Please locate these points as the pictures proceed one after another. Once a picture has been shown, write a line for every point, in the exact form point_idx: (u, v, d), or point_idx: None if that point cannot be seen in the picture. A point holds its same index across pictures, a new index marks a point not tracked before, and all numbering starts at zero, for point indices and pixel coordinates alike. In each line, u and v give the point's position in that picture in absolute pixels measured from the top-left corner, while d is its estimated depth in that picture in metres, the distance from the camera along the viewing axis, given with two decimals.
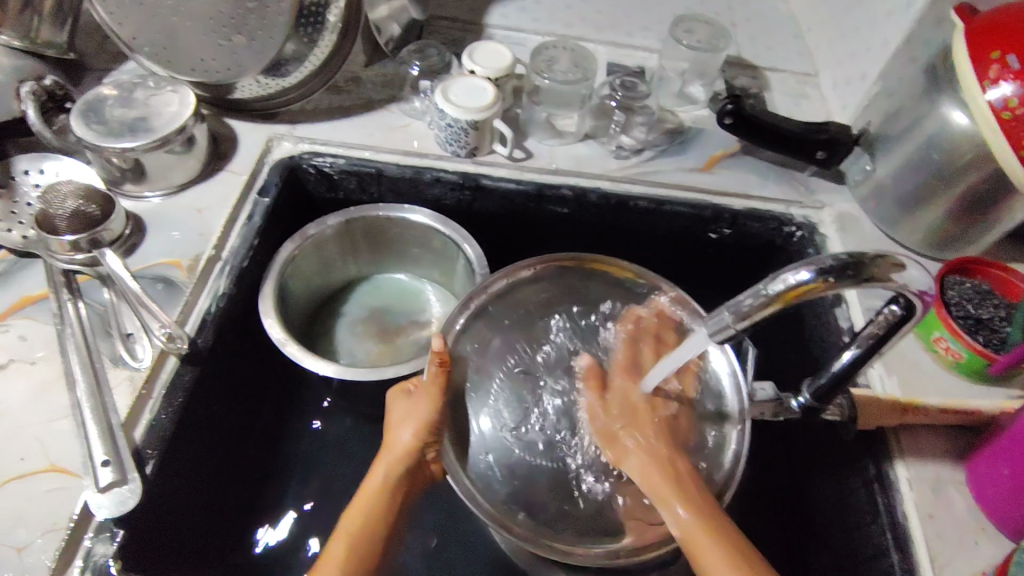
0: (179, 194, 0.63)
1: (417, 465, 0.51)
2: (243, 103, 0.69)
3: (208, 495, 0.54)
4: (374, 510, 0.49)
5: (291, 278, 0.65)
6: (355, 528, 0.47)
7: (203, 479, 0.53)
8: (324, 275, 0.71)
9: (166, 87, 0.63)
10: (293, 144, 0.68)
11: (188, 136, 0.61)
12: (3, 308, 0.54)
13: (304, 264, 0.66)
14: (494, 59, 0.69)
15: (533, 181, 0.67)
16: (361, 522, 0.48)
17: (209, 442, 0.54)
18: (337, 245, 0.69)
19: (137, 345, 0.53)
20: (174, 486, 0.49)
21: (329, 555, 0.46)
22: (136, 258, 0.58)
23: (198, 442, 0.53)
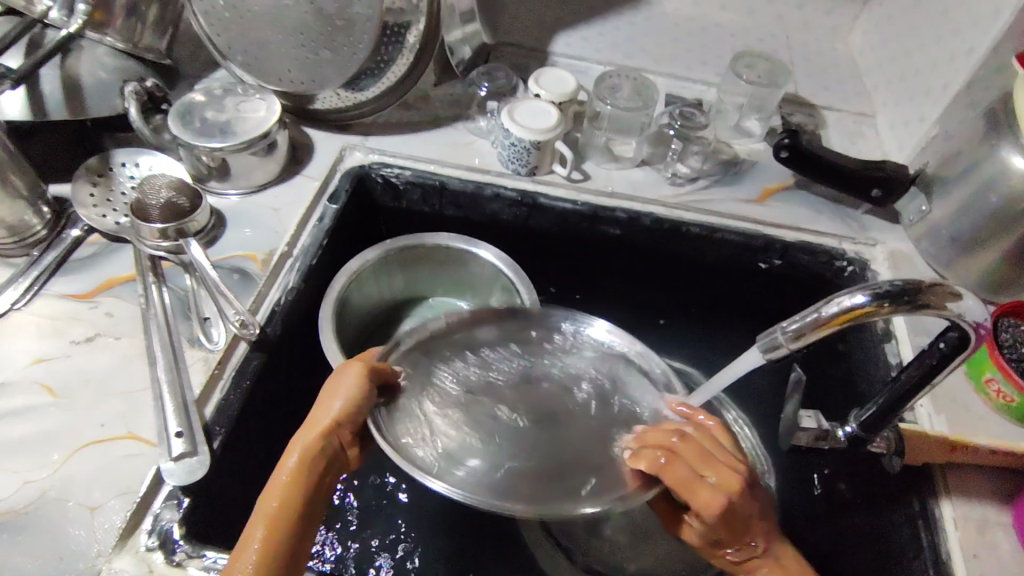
0: (256, 194, 0.68)
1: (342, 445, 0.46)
2: (320, 114, 0.74)
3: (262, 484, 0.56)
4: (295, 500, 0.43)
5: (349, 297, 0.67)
6: (273, 514, 0.42)
7: (257, 467, 0.56)
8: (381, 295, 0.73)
9: (255, 95, 0.68)
10: (364, 154, 0.73)
11: (270, 141, 0.66)
12: (94, 286, 0.59)
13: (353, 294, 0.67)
14: (558, 84, 0.72)
15: (588, 202, 0.70)
16: (282, 511, 0.42)
17: (268, 431, 0.57)
18: (392, 268, 0.70)
19: (213, 329, 0.56)
20: (234, 468, 0.52)
21: (245, 547, 0.40)
22: (216, 249, 0.63)
23: (256, 431, 0.55)
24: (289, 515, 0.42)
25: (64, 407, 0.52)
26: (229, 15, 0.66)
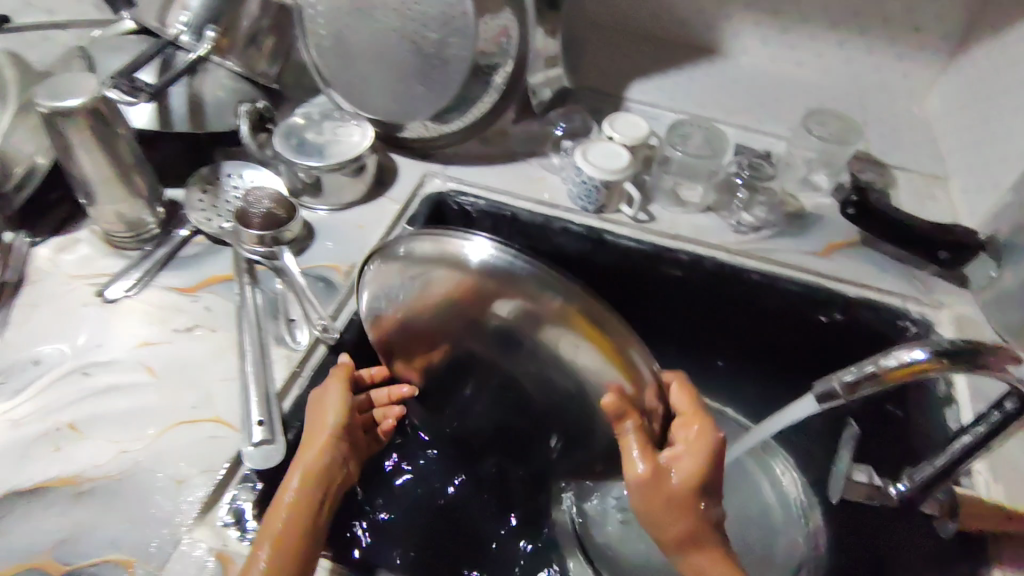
0: (344, 211, 0.74)
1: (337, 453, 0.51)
2: (407, 142, 0.80)
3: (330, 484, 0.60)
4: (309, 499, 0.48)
5: None
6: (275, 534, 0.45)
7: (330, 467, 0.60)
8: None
9: (351, 122, 0.74)
10: (442, 181, 0.78)
11: (360, 165, 0.72)
12: (196, 282, 0.65)
13: None
14: (632, 128, 0.75)
15: (652, 242, 0.73)
16: (299, 507, 0.47)
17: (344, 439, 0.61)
18: None
19: (297, 330, 0.61)
20: None
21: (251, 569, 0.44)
22: (305, 258, 0.68)
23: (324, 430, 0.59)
24: (303, 509, 0.47)
25: (162, 386, 0.57)
26: (338, 49, 0.73)
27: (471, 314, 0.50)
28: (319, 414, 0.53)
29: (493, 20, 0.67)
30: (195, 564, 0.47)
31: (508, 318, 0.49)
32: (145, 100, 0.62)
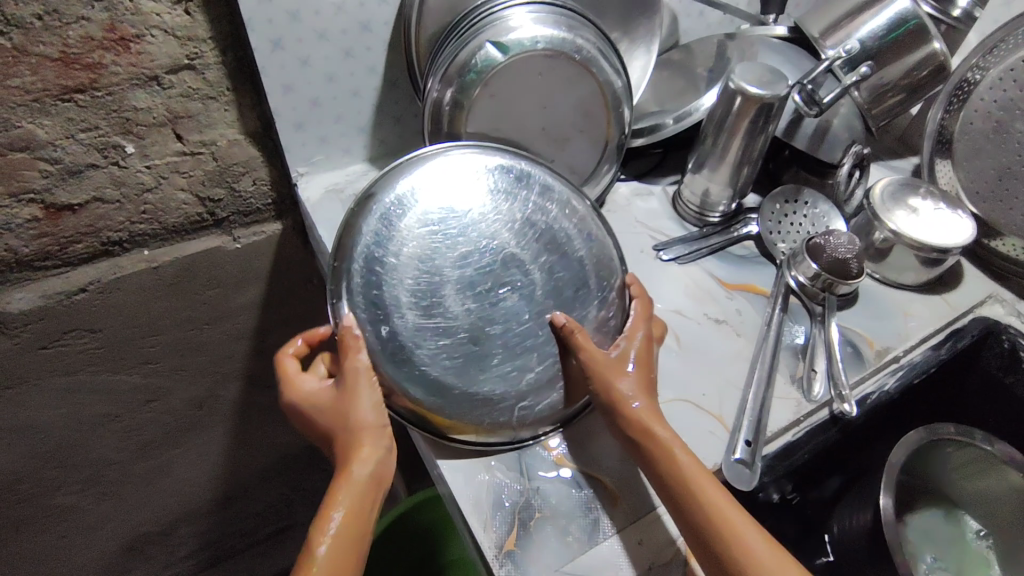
0: (890, 288, 0.69)
1: (380, 459, 0.48)
2: (988, 252, 0.72)
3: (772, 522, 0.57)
4: (364, 502, 0.46)
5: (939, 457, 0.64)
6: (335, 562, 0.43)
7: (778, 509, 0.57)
8: (950, 464, 0.65)
9: (953, 209, 0.67)
10: (1005, 312, 0.68)
11: (941, 258, 0.65)
12: (736, 282, 0.67)
13: (958, 461, 0.64)
14: None
15: None
16: (357, 512, 0.45)
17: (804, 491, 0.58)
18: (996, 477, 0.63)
19: (816, 382, 0.59)
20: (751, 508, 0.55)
21: None
22: (843, 317, 0.65)
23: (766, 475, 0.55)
24: (351, 530, 0.45)
25: (684, 356, 0.60)
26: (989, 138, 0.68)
27: (501, 210, 0.57)
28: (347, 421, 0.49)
29: None
30: (665, 536, 0.50)
31: (537, 214, 0.58)
32: (811, 114, 0.66)
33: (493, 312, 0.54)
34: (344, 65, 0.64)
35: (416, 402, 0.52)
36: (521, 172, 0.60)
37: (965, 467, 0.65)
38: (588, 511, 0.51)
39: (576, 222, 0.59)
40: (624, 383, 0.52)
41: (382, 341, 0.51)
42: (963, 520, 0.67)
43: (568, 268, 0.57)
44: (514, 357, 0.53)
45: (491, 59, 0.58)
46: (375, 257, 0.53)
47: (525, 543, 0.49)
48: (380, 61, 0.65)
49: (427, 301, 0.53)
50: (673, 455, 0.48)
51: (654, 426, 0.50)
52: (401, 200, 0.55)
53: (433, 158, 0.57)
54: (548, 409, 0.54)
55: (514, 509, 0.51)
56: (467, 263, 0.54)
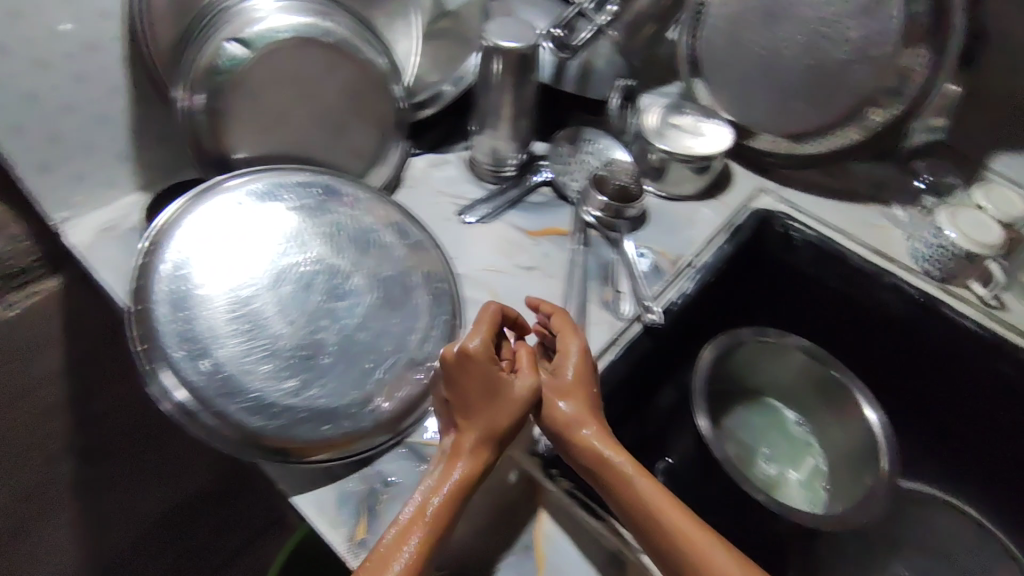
0: (672, 201, 0.75)
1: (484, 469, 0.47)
2: (750, 152, 0.80)
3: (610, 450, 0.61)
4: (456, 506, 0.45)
5: (741, 358, 0.72)
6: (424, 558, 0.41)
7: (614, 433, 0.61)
8: (749, 367, 0.73)
9: (710, 121, 0.75)
10: (773, 201, 0.77)
11: (706, 166, 0.72)
12: (537, 229, 0.70)
13: (760, 358, 0.73)
14: (1008, 203, 0.69)
15: (998, 333, 0.65)
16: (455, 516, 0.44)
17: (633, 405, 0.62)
18: (790, 365, 0.73)
19: (623, 301, 0.64)
20: None
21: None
22: (638, 237, 0.70)
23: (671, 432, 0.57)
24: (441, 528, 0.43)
25: None
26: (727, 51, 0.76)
27: (311, 228, 0.58)
28: (488, 428, 0.46)
29: (908, 57, 0.67)
30: (507, 480, 0.52)
31: (349, 225, 0.60)
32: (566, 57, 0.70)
33: (323, 321, 0.54)
34: (78, 93, 0.59)
35: (253, 433, 0.48)
36: (324, 188, 0.62)
37: (761, 368, 0.74)
38: None
39: (392, 226, 0.61)
40: (569, 409, 0.50)
41: (205, 376, 0.49)
42: (782, 416, 0.76)
43: (392, 268, 0.59)
44: (355, 359, 0.53)
45: (237, 58, 0.56)
46: (181, 296, 0.52)
47: (376, 526, 0.48)
48: (120, 81, 0.61)
49: (251, 326, 0.52)
50: (632, 484, 0.45)
51: (611, 451, 0.47)
52: (198, 235, 0.55)
53: (229, 190, 0.58)
54: (402, 403, 0.52)
55: (359, 496, 0.49)
56: (284, 282, 0.55)
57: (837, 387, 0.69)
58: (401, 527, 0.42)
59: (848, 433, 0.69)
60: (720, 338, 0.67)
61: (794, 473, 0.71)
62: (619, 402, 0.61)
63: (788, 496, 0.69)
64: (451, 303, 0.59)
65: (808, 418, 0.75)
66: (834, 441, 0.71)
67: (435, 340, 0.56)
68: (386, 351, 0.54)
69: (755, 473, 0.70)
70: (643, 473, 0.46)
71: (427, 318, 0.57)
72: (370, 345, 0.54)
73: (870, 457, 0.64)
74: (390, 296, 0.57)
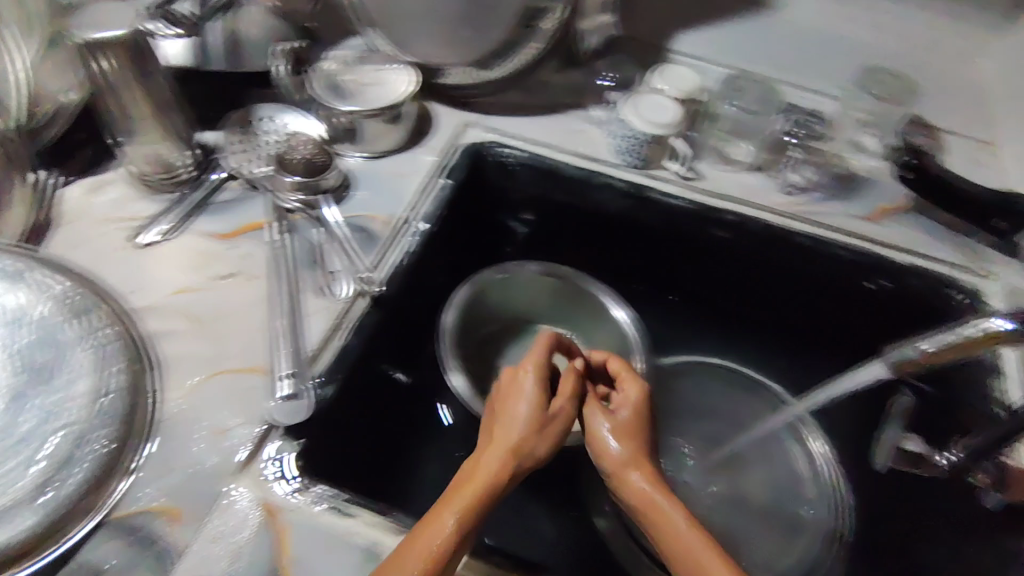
0: (378, 159, 0.71)
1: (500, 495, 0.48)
2: (445, 88, 0.76)
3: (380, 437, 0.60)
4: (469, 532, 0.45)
5: (486, 295, 0.70)
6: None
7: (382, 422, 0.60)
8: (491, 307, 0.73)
9: (388, 68, 0.72)
10: (481, 132, 0.75)
11: (397, 113, 0.69)
12: (231, 229, 0.62)
13: (507, 289, 0.71)
14: (681, 80, 0.72)
15: (699, 202, 0.71)
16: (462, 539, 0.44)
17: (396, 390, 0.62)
18: (537, 287, 0.72)
19: (338, 282, 0.59)
20: (337, 427, 0.54)
21: None
22: (345, 207, 0.65)
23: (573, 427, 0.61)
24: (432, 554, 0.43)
25: (201, 332, 0.56)
26: None
27: None
28: (504, 448, 0.49)
29: None
30: (241, 514, 0.48)
31: None
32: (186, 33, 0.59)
33: None
34: None
35: None
36: None
37: (501, 305, 0.73)
38: (151, 548, 0.46)
39: (23, 285, 0.53)
40: (621, 451, 0.51)
41: None
42: (545, 336, 0.76)
43: (31, 334, 0.51)
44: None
45: None
46: None
47: None
48: None
49: None
50: (654, 503, 0.47)
51: (651, 484, 0.49)
52: None
53: None
54: (77, 484, 0.46)
55: None
56: None
57: (583, 293, 0.71)
58: (401, 552, 0.43)
59: (606, 333, 0.71)
60: (466, 294, 0.66)
61: None
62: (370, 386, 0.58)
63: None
64: (125, 352, 0.53)
65: (573, 329, 0.74)
66: (597, 343, 0.73)
67: (105, 399, 0.50)
68: (40, 431, 0.47)
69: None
70: (666, 492, 0.48)
71: (88, 376, 0.50)
72: (22, 435, 0.47)
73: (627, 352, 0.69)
74: (34, 366, 0.50)
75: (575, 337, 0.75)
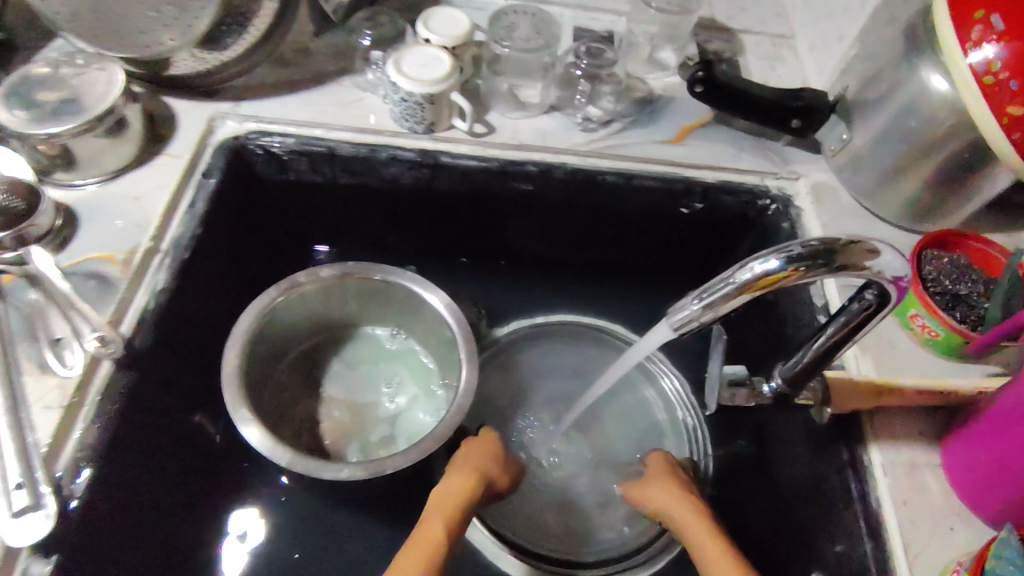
0: (113, 182, 0.59)
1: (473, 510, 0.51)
2: (180, 80, 0.63)
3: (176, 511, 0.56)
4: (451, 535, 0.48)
5: (283, 316, 0.63)
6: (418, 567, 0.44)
7: (173, 497, 0.55)
8: (289, 330, 0.65)
9: (93, 65, 0.57)
10: (237, 123, 0.64)
11: (118, 118, 0.56)
12: None
13: (307, 303, 0.64)
14: (449, 25, 0.64)
15: (496, 157, 0.64)
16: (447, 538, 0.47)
17: (184, 452, 0.57)
18: (342, 292, 0.65)
19: (67, 349, 0.50)
20: (103, 518, 0.48)
21: None
22: (68, 253, 0.54)
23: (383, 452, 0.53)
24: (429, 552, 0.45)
25: None
26: None
27: None
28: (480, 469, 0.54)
29: None
30: None
31: None
32: None
33: None
34: None
35: None
36: None
37: (304, 319, 0.65)
38: None
39: None
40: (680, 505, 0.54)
41: None
42: (369, 345, 0.69)
43: None
44: None
45: None
46: None
47: None
48: None
49: None
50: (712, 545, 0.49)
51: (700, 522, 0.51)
52: None
53: None
54: None
55: None
56: None
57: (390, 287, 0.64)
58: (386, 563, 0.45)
59: (428, 327, 0.65)
60: (249, 323, 0.58)
61: (404, 391, 0.66)
62: (140, 459, 0.51)
63: (416, 425, 0.64)
64: None
65: (401, 327, 0.69)
66: (424, 337, 0.67)
67: None
68: None
69: (371, 439, 0.63)
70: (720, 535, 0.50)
71: None
72: None
73: (451, 343, 0.63)
74: None
75: (405, 334, 0.69)
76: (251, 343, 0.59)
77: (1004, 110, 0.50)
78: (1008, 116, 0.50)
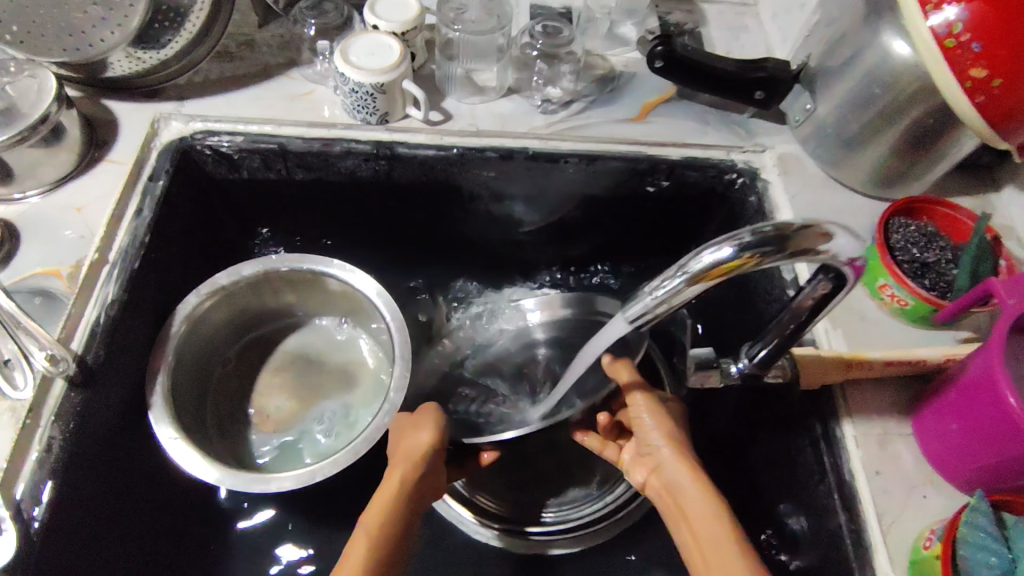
0: (54, 192, 0.56)
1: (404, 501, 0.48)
2: (120, 82, 0.61)
3: (142, 531, 0.54)
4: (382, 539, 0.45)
5: (217, 313, 0.61)
6: None
7: (143, 513, 0.54)
8: (228, 325, 0.64)
9: (24, 72, 0.54)
10: (183, 123, 0.61)
11: (54, 126, 0.53)
12: None
13: (244, 297, 0.63)
14: (398, 12, 0.62)
15: (454, 145, 0.62)
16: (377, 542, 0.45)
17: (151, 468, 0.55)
18: (275, 283, 0.63)
19: (15, 373, 0.48)
20: (66, 543, 0.46)
21: None
22: (11, 271, 0.52)
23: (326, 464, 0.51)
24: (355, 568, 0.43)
25: None
26: None
27: None
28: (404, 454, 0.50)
29: None
30: None
31: None
32: None
33: None
34: None
35: None
36: None
37: (245, 311, 0.64)
38: None
39: None
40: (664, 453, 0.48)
41: None
42: (314, 339, 0.68)
43: None
44: None
45: None
46: None
47: None
48: None
49: None
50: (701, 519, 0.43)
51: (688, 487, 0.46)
52: None
53: None
54: None
55: None
56: None
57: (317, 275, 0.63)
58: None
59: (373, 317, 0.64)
60: (177, 329, 0.57)
61: (351, 382, 0.65)
62: (100, 479, 0.50)
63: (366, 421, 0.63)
64: None
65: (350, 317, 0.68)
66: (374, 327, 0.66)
67: None
68: None
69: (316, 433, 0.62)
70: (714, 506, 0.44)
71: None
72: None
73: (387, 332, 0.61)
74: None
75: (354, 324, 0.68)
76: (179, 351, 0.57)
77: (967, 74, 0.49)
78: (971, 79, 0.49)
